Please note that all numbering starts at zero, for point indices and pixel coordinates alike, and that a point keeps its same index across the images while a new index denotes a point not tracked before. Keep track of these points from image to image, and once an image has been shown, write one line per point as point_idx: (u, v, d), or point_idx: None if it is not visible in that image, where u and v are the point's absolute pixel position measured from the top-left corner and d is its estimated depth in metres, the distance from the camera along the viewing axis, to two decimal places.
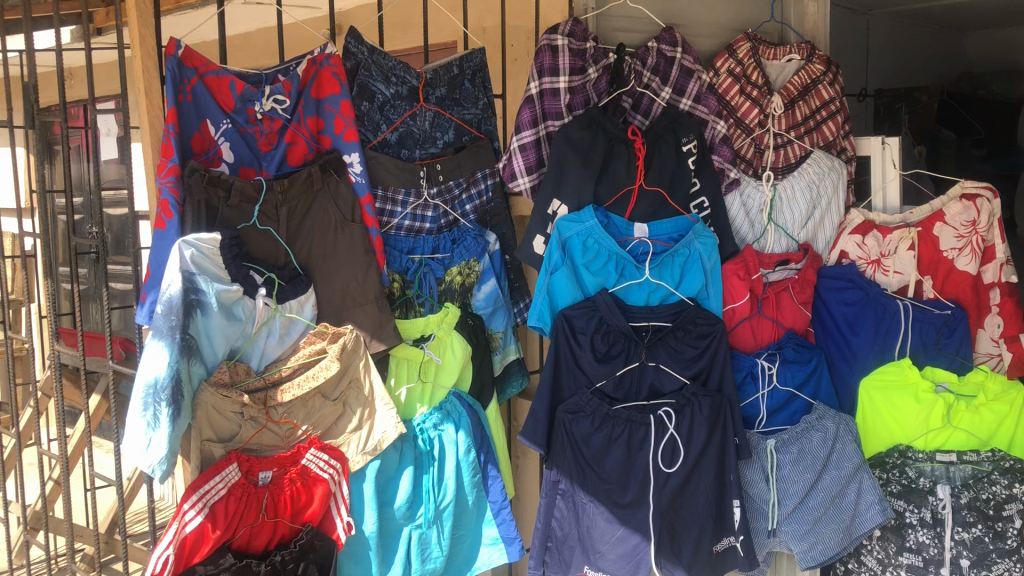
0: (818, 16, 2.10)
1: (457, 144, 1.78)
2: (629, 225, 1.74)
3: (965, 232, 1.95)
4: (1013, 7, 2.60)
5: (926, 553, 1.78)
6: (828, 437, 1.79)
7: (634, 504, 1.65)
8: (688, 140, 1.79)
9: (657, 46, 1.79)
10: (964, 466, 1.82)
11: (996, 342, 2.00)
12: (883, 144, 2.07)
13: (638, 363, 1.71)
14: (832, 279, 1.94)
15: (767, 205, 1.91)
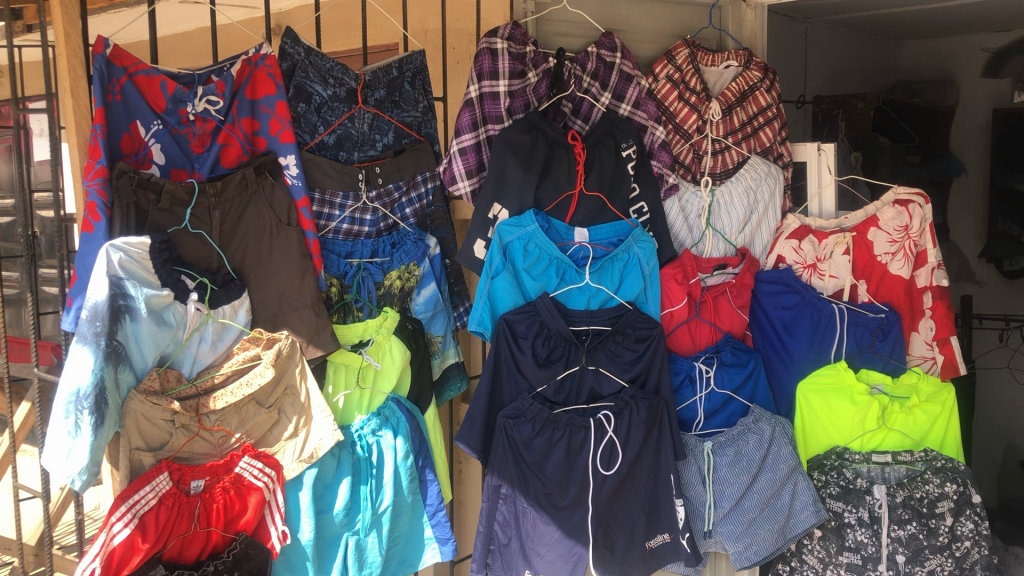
0: (755, 24, 2.14)
1: (396, 147, 1.77)
2: (569, 230, 1.74)
3: (898, 237, 1.99)
4: (946, 17, 2.66)
5: (864, 551, 1.80)
6: (764, 439, 1.81)
7: (573, 506, 1.65)
8: (627, 146, 1.80)
9: (596, 51, 1.79)
10: (899, 466, 1.86)
11: (928, 345, 2.03)
12: (818, 150, 2.09)
13: (578, 367, 1.71)
14: (769, 283, 1.96)
15: (705, 210, 1.93)
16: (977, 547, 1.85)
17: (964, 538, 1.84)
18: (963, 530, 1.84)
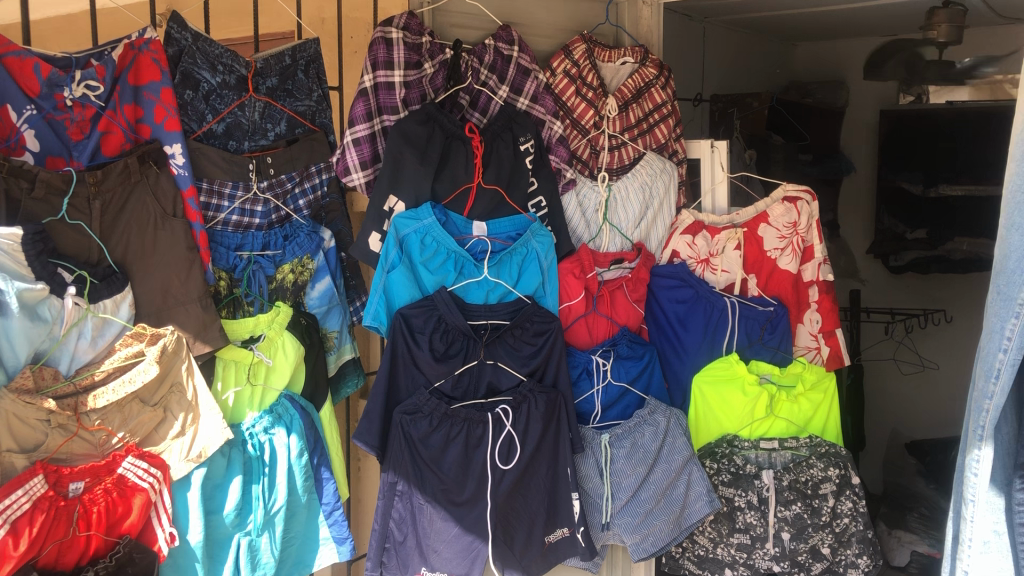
0: (651, 21, 2.15)
1: (290, 136, 1.72)
2: (467, 223, 1.74)
3: (786, 233, 2.04)
4: (835, 19, 2.74)
5: (753, 532, 1.85)
6: (659, 431, 1.84)
7: (471, 502, 1.63)
8: (525, 140, 1.81)
9: (494, 44, 1.78)
10: (784, 452, 1.93)
11: (814, 337, 2.09)
12: (712, 147, 2.14)
13: (476, 361, 1.70)
14: (665, 278, 2.00)
15: (602, 205, 1.95)
16: (855, 523, 1.88)
17: (844, 516, 1.87)
18: (842, 509, 1.88)
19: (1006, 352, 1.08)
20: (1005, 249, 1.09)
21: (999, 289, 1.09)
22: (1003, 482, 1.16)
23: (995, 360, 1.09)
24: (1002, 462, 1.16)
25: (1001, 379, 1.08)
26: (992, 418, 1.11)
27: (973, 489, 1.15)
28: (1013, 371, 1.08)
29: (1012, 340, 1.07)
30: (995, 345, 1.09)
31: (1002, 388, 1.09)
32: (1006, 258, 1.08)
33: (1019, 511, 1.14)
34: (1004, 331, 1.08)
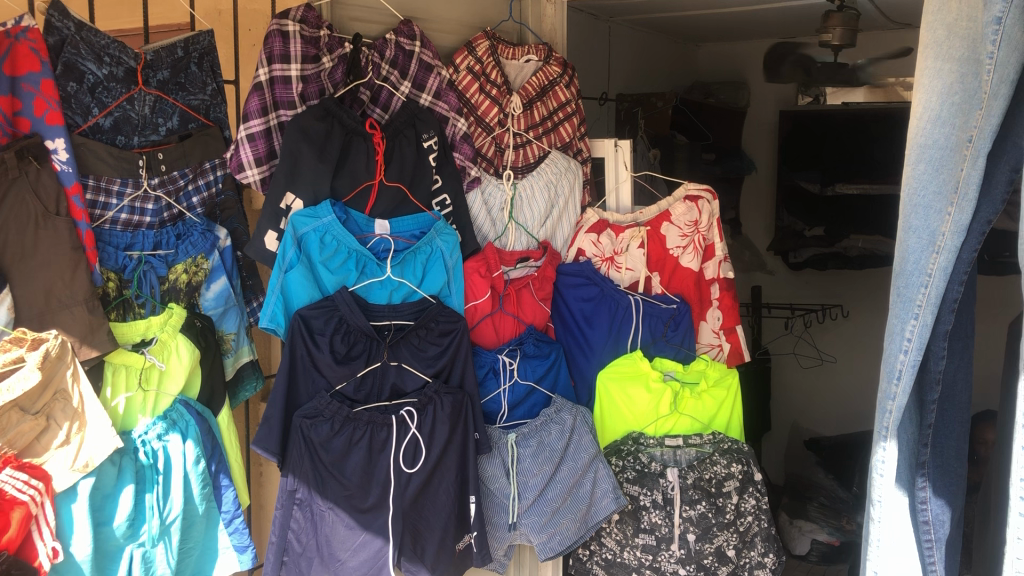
0: (555, 19, 2.16)
1: (182, 131, 1.66)
2: (369, 222, 1.69)
3: (688, 232, 2.06)
4: (735, 21, 2.79)
5: (658, 532, 1.84)
6: (565, 429, 1.84)
7: (375, 508, 1.60)
8: (429, 137, 1.78)
9: (394, 39, 1.74)
10: (689, 449, 1.95)
11: (716, 334, 2.13)
12: (615, 147, 2.15)
13: (379, 363, 1.66)
14: (571, 277, 2.00)
15: (507, 204, 1.94)
16: (758, 521, 1.90)
17: (747, 514, 1.89)
18: (745, 506, 1.89)
19: (907, 353, 1.10)
20: (903, 252, 1.11)
21: (899, 291, 1.11)
22: (906, 481, 1.18)
23: (897, 361, 1.11)
24: (906, 463, 1.18)
25: (903, 380, 1.10)
26: (895, 417, 1.12)
27: (879, 488, 1.17)
28: (914, 371, 1.10)
29: (912, 341, 1.09)
30: (896, 346, 1.11)
31: (904, 388, 1.10)
32: (905, 260, 1.10)
33: (922, 510, 1.17)
34: (904, 332, 1.10)
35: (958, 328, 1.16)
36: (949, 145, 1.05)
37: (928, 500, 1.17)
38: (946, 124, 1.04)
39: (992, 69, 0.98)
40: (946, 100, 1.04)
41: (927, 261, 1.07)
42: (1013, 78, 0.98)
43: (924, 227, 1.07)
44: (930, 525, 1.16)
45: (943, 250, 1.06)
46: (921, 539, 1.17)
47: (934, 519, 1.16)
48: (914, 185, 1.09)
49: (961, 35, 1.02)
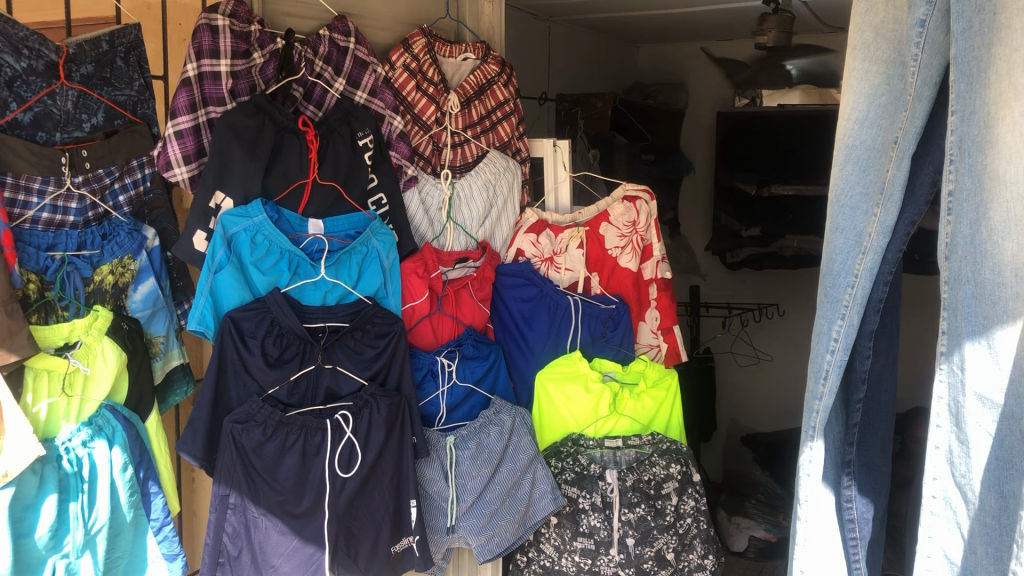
0: (493, 17, 2.14)
1: (108, 128, 1.61)
2: (302, 221, 1.65)
3: (626, 232, 2.07)
4: (673, 22, 2.80)
5: (597, 536, 1.83)
6: (504, 431, 1.83)
7: (308, 514, 1.56)
8: (363, 135, 1.75)
9: (328, 35, 1.71)
10: (629, 450, 1.93)
11: (654, 334, 2.13)
12: (554, 147, 2.14)
13: (313, 366, 1.62)
14: (510, 277, 1.99)
15: (445, 203, 1.92)
16: (697, 522, 1.90)
17: (686, 516, 1.89)
18: (685, 508, 1.90)
19: (833, 353, 1.10)
20: (829, 252, 1.10)
21: (826, 291, 1.10)
22: (832, 480, 1.18)
23: (824, 362, 1.10)
24: (832, 463, 1.18)
25: (830, 380, 1.09)
26: (822, 417, 1.10)
27: (805, 488, 1.13)
28: (840, 371, 1.09)
29: (839, 341, 1.09)
30: (823, 347, 1.10)
31: (831, 388, 1.09)
32: (832, 261, 1.09)
33: (847, 509, 1.17)
34: (831, 332, 1.09)
35: (883, 328, 1.17)
36: (875, 146, 1.05)
37: (853, 499, 1.18)
38: (873, 125, 1.05)
39: (915, 72, 1.00)
40: (873, 101, 1.05)
41: (855, 262, 1.07)
42: (937, 80, 1.00)
43: (851, 227, 1.07)
44: (855, 524, 1.17)
45: (870, 251, 1.06)
46: (845, 537, 1.17)
47: (859, 517, 1.17)
48: (841, 185, 1.08)
49: (888, 37, 1.04)
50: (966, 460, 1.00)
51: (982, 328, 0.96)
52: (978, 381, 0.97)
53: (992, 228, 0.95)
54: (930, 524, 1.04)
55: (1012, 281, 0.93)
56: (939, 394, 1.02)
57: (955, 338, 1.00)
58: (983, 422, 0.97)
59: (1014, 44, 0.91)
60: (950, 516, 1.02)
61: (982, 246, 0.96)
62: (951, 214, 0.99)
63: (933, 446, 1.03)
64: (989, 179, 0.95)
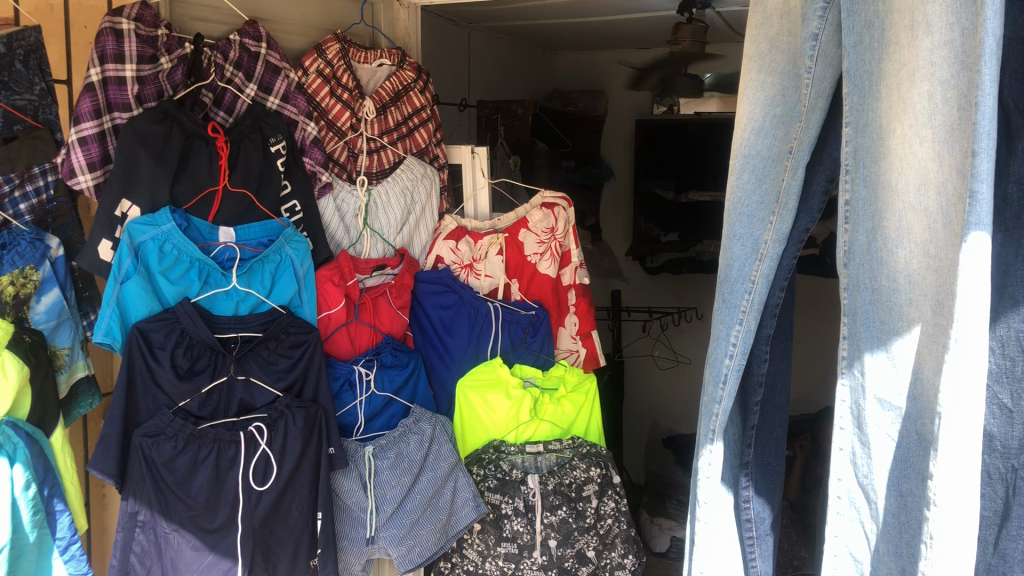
0: (409, 23, 2.12)
1: (7, 133, 1.53)
2: (212, 229, 1.62)
3: (545, 239, 2.07)
4: (589, 31, 2.84)
5: (520, 540, 1.82)
6: (424, 439, 1.81)
7: (223, 528, 1.52)
8: (276, 141, 1.71)
9: (239, 40, 1.68)
10: (550, 455, 1.93)
11: (573, 339, 2.15)
12: (472, 153, 2.13)
13: (225, 378, 1.59)
14: (428, 284, 1.97)
15: (362, 211, 1.89)
16: (618, 523, 1.89)
17: (607, 517, 1.88)
18: (605, 510, 1.89)
19: (732, 357, 1.10)
20: (726, 258, 1.11)
21: (723, 297, 1.11)
22: (730, 481, 1.20)
23: (722, 366, 1.11)
24: (729, 463, 1.20)
25: (729, 384, 1.10)
26: (722, 420, 1.12)
27: (704, 490, 1.14)
28: (739, 375, 1.10)
29: (737, 346, 1.10)
30: (721, 351, 1.11)
31: (730, 392, 1.10)
32: (729, 267, 1.10)
33: (745, 508, 1.19)
34: (729, 337, 1.10)
35: (779, 331, 1.18)
36: (771, 156, 1.07)
37: (750, 499, 1.20)
38: (769, 134, 1.07)
39: (810, 84, 1.03)
40: (768, 112, 1.07)
41: (752, 268, 1.08)
42: (830, 92, 1.03)
43: (748, 234, 1.09)
44: (751, 523, 1.19)
45: (767, 257, 1.08)
46: (743, 536, 1.19)
47: (756, 517, 1.20)
48: (737, 193, 1.10)
49: (783, 49, 1.06)
50: (868, 461, 1.03)
51: (879, 334, 0.99)
52: (877, 384, 0.99)
53: (887, 237, 0.97)
54: (835, 523, 1.07)
55: (905, 287, 0.95)
56: (841, 398, 1.05)
57: (855, 345, 1.03)
58: (882, 423, 1.00)
59: (902, 60, 0.91)
60: (854, 515, 1.06)
61: (878, 253, 0.98)
62: (849, 223, 1.02)
63: (838, 447, 1.06)
64: (884, 190, 0.96)
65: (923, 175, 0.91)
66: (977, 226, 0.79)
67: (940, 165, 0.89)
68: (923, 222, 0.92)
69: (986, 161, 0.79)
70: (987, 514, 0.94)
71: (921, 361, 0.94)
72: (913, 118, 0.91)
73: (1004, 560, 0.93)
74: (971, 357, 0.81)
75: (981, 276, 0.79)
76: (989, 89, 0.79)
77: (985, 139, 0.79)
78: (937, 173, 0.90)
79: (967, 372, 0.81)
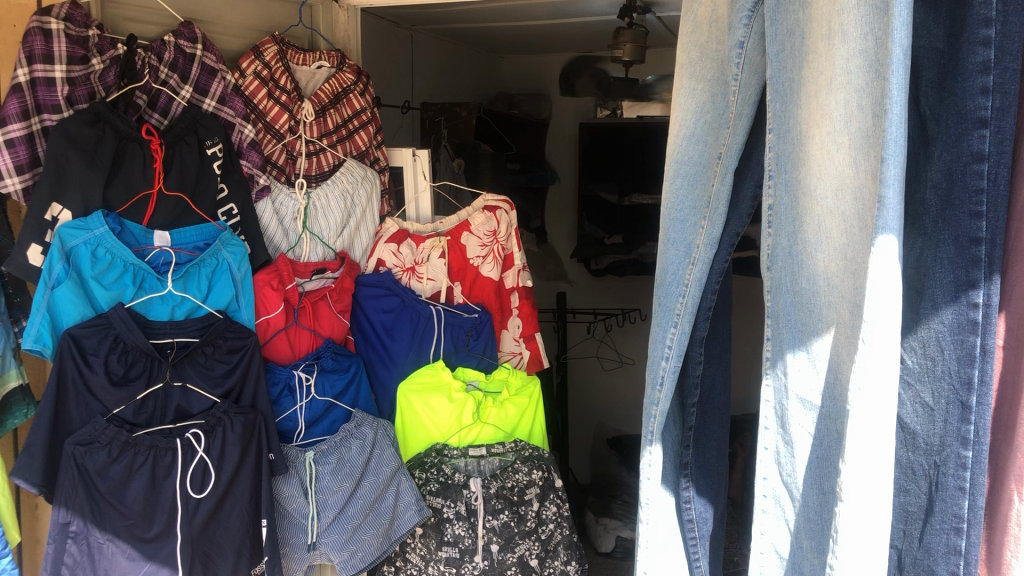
0: (348, 26, 2.11)
1: None
2: (147, 233, 1.60)
3: (487, 242, 2.08)
4: (532, 35, 2.85)
5: (461, 544, 1.80)
6: (365, 444, 1.81)
7: (160, 537, 1.49)
8: (213, 143, 1.69)
9: (174, 41, 1.65)
10: (493, 458, 1.93)
11: (517, 342, 2.17)
12: (414, 156, 2.12)
13: (161, 384, 1.56)
14: (370, 286, 1.97)
15: (301, 213, 1.88)
16: (559, 529, 1.89)
17: (548, 522, 1.88)
18: (547, 514, 1.88)
19: (667, 360, 1.12)
20: (660, 263, 1.12)
21: (659, 301, 1.12)
22: (671, 482, 1.21)
23: (659, 368, 1.12)
24: (670, 465, 1.20)
25: (665, 386, 1.12)
26: (660, 422, 1.12)
27: (647, 491, 1.15)
28: (675, 377, 1.12)
29: (672, 348, 1.11)
30: (657, 354, 1.13)
31: (667, 394, 1.12)
32: (664, 271, 1.11)
33: (686, 509, 1.20)
34: (665, 340, 1.12)
35: (715, 334, 1.19)
36: (701, 162, 1.09)
37: (691, 499, 1.20)
38: (700, 141, 1.08)
39: (736, 90, 1.06)
40: (699, 118, 1.08)
41: (685, 272, 1.10)
42: (756, 98, 1.05)
43: (681, 239, 1.10)
44: (693, 523, 1.20)
45: (699, 261, 1.10)
46: (686, 537, 1.20)
47: (698, 517, 1.20)
48: (671, 199, 1.11)
49: (712, 56, 1.08)
50: (790, 459, 1.05)
51: (800, 335, 1.01)
52: (799, 384, 1.01)
53: (806, 240, 0.99)
54: (762, 522, 1.09)
55: (824, 290, 0.97)
56: (765, 399, 1.07)
57: (778, 346, 1.06)
58: (803, 423, 1.02)
59: (821, 67, 0.93)
60: (779, 513, 1.08)
61: (798, 256, 1.00)
62: (772, 227, 1.05)
63: (763, 447, 1.08)
64: (803, 195, 0.98)
65: (840, 180, 0.93)
66: (884, 230, 0.80)
67: (856, 171, 0.91)
68: (840, 225, 0.94)
69: (895, 167, 0.80)
70: (911, 510, 0.93)
71: (838, 355, 0.96)
72: (831, 124, 0.92)
73: (927, 553, 0.91)
74: (879, 358, 0.81)
75: (891, 277, 0.80)
76: (898, 98, 0.79)
77: (892, 145, 0.80)
78: (854, 178, 0.92)
79: (875, 371, 0.82)
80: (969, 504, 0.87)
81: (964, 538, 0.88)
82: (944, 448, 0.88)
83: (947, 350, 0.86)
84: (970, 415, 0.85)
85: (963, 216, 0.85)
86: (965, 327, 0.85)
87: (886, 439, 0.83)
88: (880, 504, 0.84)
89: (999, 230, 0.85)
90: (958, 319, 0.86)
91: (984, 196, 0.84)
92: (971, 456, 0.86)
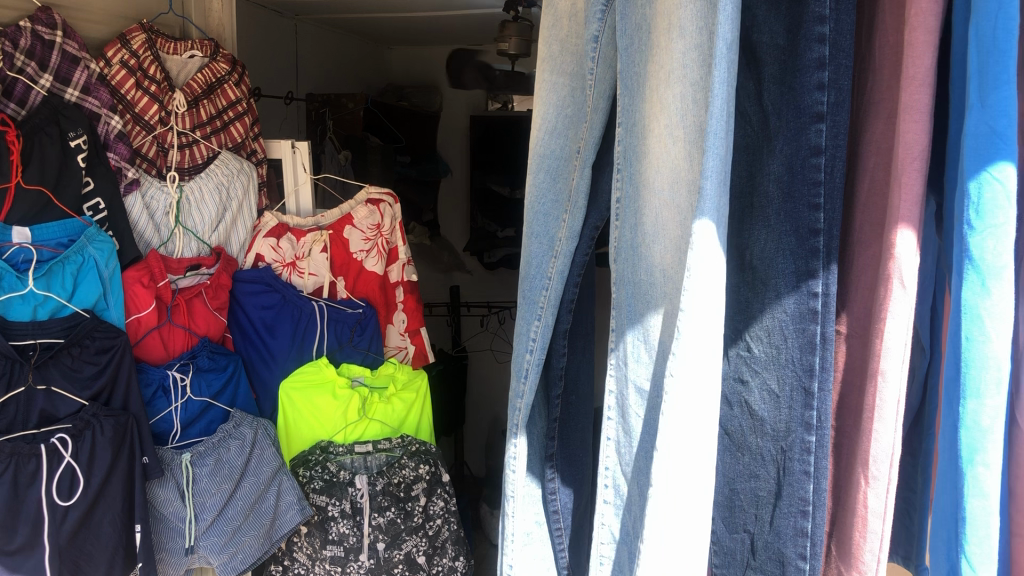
0: (222, 14, 2.11)
1: None
2: (6, 229, 1.49)
3: (371, 236, 2.07)
4: (415, 27, 2.86)
5: (346, 543, 1.77)
6: (245, 444, 1.77)
7: (24, 549, 1.41)
8: (76, 135, 1.62)
9: (31, 27, 1.56)
10: (379, 454, 1.92)
11: (402, 336, 2.17)
12: (293, 147, 2.08)
13: (23, 388, 1.46)
14: (248, 283, 1.91)
15: (173, 208, 1.82)
16: (447, 523, 1.89)
17: (435, 517, 1.88)
18: (434, 509, 1.88)
19: (532, 353, 1.04)
20: (524, 255, 1.04)
21: (523, 293, 1.04)
22: (537, 472, 1.12)
23: (523, 361, 1.04)
24: (535, 456, 1.12)
25: (530, 378, 1.05)
26: (524, 415, 1.05)
27: (512, 484, 1.10)
28: (540, 369, 1.04)
29: (536, 342, 1.03)
30: (521, 347, 1.05)
31: (531, 387, 1.04)
32: (527, 264, 1.03)
33: (552, 500, 1.11)
34: (529, 334, 1.04)
35: (579, 325, 1.13)
36: (562, 155, 0.99)
37: (557, 490, 1.11)
38: (561, 133, 0.98)
39: (592, 85, 0.96)
40: (561, 111, 0.99)
41: (547, 265, 1.01)
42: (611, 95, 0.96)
43: (543, 232, 1.01)
44: (558, 514, 1.11)
45: (561, 255, 1.01)
46: (551, 528, 1.11)
47: (563, 507, 1.11)
48: (534, 192, 1.01)
49: (572, 51, 0.98)
50: (630, 449, 0.94)
51: (639, 324, 0.89)
52: (638, 373, 0.90)
53: (645, 232, 0.88)
54: (603, 513, 0.98)
55: (660, 283, 0.86)
56: (610, 388, 0.95)
57: (620, 334, 0.93)
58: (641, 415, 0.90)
59: (661, 61, 0.82)
60: (619, 503, 0.96)
61: (641, 246, 0.89)
62: (618, 220, 0.93)
63: (605, 438, 0.97)
64: (644, 184, 0.87)
65: (676, 171, 0.82)
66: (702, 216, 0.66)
67: (690, 164, 0.81)
68: (675, 218, 0.83)
69: (715, 159, 0.66)
70: (760, 493, 0.80)
71: (669, 340, 0.85)
72: (667, 117, 0.82)
73: (777, 537, 0.79)
74: (703, 351, 0.67)
75: (713, 274, 0.66)
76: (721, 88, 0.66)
77: (714, 136, 0.66)
78: (688, 170, 0.81)
79: (695, 372, 0.68)
80: (814, 487, 0.76)
81: (812, 520, 0.77)
82: (789, 433, 0.76)
83: (790, 338, 0.75)
84: (813, 401, 0.75)
85: (803, 209, 0.74)
86: (806, 316, 0.74)
87: (705, 450, 0.69)
88: (699, 531, 0.69)
89: (837, 222, 0.74)
90: (800, 307, 0.75)
91: (823, 189, 0.73)
92: (816, 441, 0.75)
